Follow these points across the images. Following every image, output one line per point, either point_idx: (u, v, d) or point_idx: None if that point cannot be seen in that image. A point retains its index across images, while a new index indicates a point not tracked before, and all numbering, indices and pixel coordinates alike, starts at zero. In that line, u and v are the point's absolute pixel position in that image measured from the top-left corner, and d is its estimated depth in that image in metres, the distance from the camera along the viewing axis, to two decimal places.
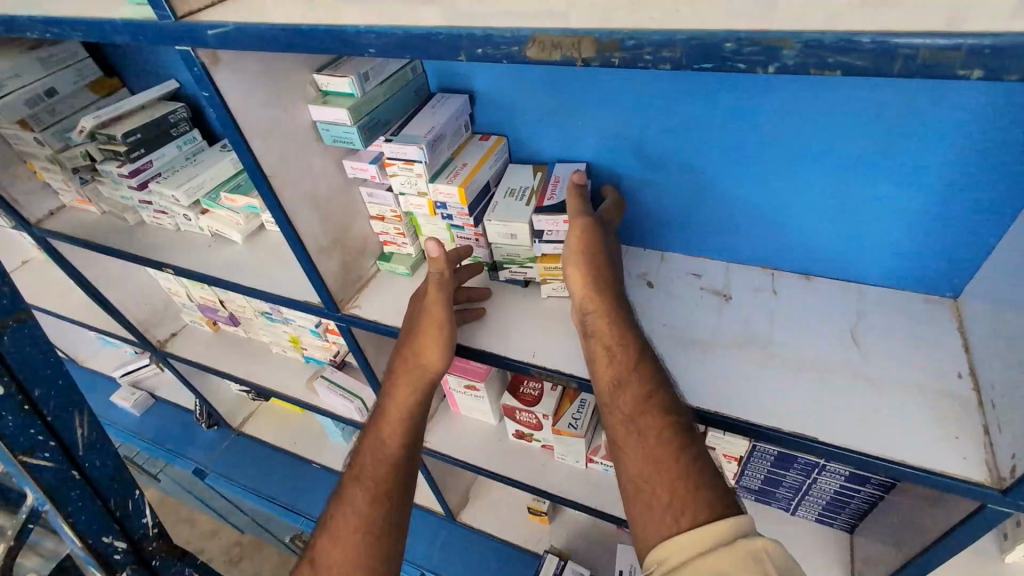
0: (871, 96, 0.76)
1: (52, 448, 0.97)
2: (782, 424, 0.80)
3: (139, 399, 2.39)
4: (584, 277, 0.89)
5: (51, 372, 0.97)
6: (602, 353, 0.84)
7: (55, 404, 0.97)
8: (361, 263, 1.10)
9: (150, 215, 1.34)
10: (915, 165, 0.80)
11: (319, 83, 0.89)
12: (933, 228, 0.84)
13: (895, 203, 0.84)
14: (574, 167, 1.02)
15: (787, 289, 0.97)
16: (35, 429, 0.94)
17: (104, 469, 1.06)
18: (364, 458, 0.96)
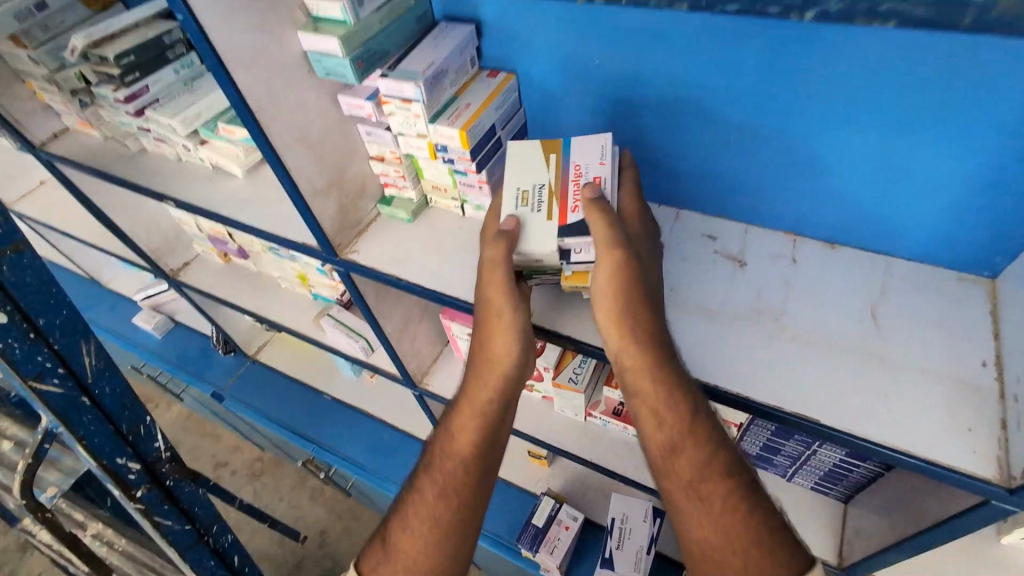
0: (924, 50, 0.66)
1: (61, 375, 0.99)
2: (784, 402, 0.76)
3: (160, 322, 2.46)
4: (618, 326, 0.78)
5: (55, 302, 0.97)
6: (649, 419, 0.78)
7: (61, 333, 0.98)
8: (361, 206, 1.06)
9: (151, 142, 1.30)
10: (968, 131, 0.70)
11: (310, 8, 0.82)
12: (981, 204, 0.76)
13: (943, 174, 0.76)
14: (595, 156, 0.87)
15: (809, 258, 0.90)
16: (42, 356, 0.96)
17: (114, 396, 1.09)
18: (441, 452, 0.88)
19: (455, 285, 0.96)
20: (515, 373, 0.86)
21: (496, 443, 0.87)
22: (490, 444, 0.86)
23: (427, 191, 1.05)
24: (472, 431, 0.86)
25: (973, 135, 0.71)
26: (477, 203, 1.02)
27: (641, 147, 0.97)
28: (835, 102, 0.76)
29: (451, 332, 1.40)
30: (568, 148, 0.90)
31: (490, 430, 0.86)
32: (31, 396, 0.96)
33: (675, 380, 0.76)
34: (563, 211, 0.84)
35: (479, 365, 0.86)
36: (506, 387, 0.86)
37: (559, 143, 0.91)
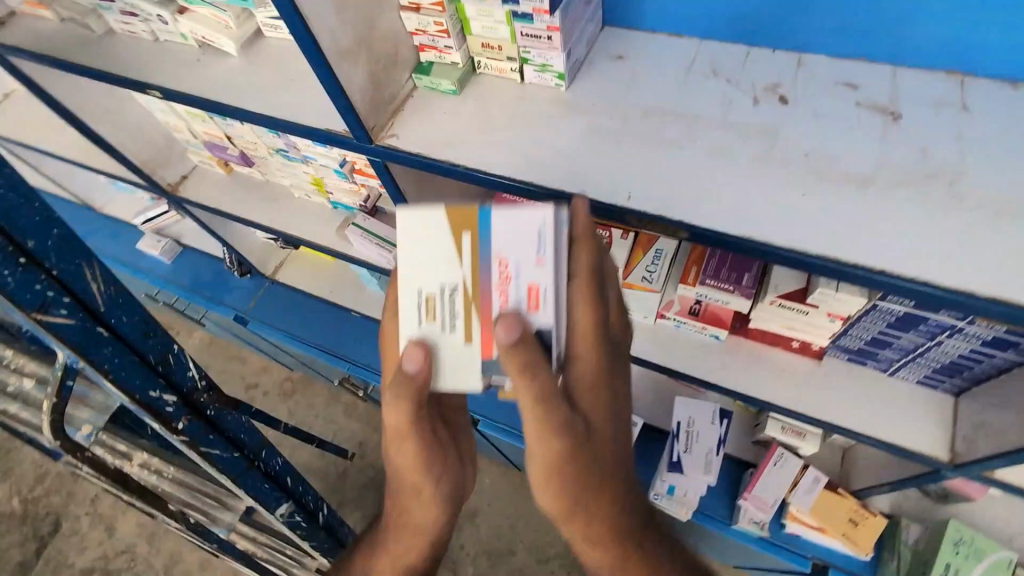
0: None
1: (68, 304, 0.84)
2: (973, 286, 0.61)
3: (166, 246, 2.29)
4: (546, 488, 0.70)
5: (41, 219, 0.79)
6: (570, 501, 0.72)
7: (57, 256, 0.82)
8: (394, 76, 0.84)
9: (119, 18, 1.06)
10: None
11: None
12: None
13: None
14: (530, 256, 0.67)
15: (983, 103, 0.72)
16: (41, 284, 0.80)
17: (134, 326, 0.95)
18: (378, 547, 0.88)
19: (526, 169, 0.79)
20: (440, 510, 0.82)
21: (439, 542, 0.86)
22: (437, 545, 0.86)
23: (476, 52, 0.84)
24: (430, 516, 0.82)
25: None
26: (544, 63, 0.81)
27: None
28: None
29: None
30: (488, 226, 0.67)
31: (436, 535, 0.84)
32: (40, 331, 0.82)
33: (603, 485, 0.72)
34: (488, 337, 0.69)
35: (403, 501, 0.82)
36: (428, 463, 0.77)
37: (472, 219, 0.68)
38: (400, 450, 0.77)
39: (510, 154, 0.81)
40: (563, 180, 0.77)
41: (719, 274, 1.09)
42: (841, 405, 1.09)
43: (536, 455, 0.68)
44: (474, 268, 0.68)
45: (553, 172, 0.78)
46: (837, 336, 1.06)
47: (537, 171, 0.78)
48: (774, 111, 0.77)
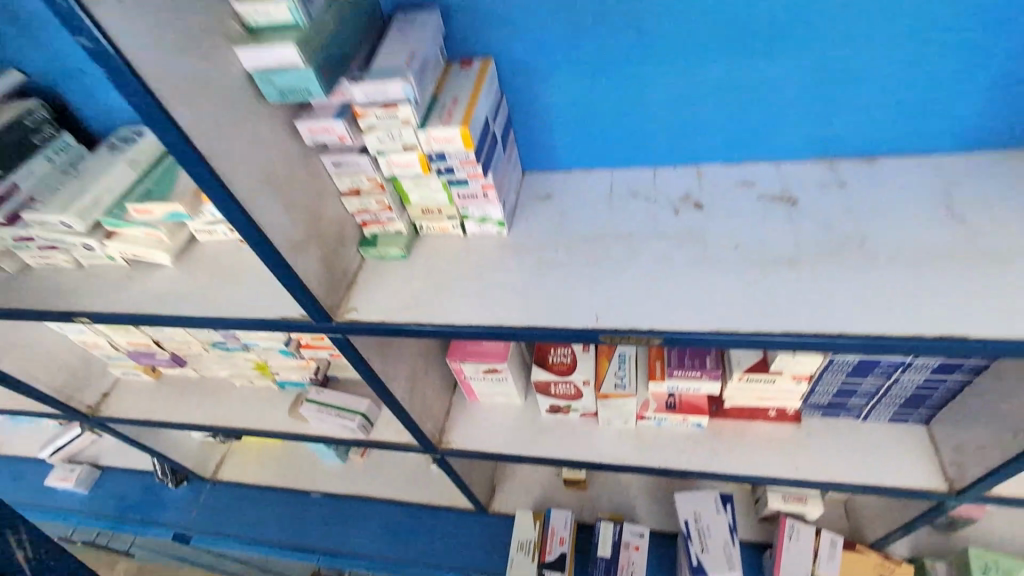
0: None
1: None
2: (921, 329, 0.67)
3: (83, 473, 2.03)
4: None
5: None
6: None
7: None
8: (342, 254, 0.86)
9: (37, 256, 1.02)
10: (994, 15, 0.70)
11: (245, 13, 0.62)
12: (1014, 44, 0.72)
13: (980, 33, 0.72)
14: (563, 518, 1.49)
15: (856, 178, 0.85)
16: None
17: None
18: None
19: (491, 316, 0.80)
20: None
21: None
22: None
23: (417, 217, 0.88)
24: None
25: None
26: (482, 215, 0.86)
27: (642, 101, 0.86)
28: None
29: (463, 374, 1.21)
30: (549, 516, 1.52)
31: None
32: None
33: None
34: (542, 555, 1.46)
35: None
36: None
37: (543, 513, 1.54)
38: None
39: (472, 303, 0.82)
40: (532, 316, 0.78)
41: (683, 363, 1.11)
42: (837, 459, 1.11)
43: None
44: (540, 531, 1.50)
45: (520, 310, 0.80)
46: (806, 398, 1.11)
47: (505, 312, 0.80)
48: (695, 216, 0.85)
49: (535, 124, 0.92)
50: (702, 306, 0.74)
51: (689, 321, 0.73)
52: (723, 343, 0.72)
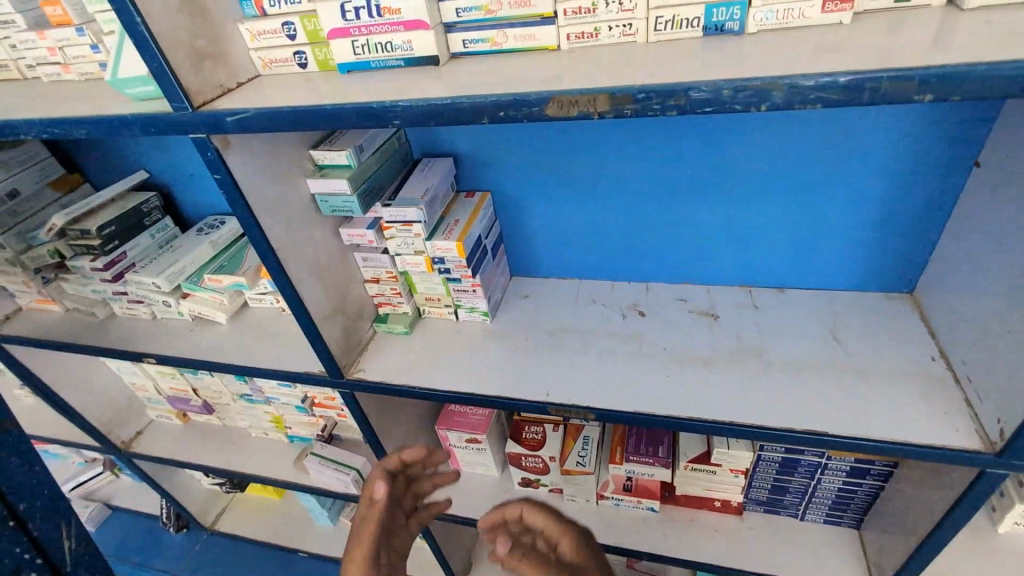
0: (817, 133, 0.89)
1: (39, 567, 0.84)
2: (795, 424, 0.85)
3: (95, 511, 2.18)
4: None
5: (39, 481, 0.85)
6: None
7: (43, 516, 0.85)
8: (360, 327, 1.10)
9: (124, 307, 1.30)
10: (852, 196, 0.94)
11: (316, 157, 0.91)
12: (872, 220, 0.96)
13: (845, 209, 0.96)
14: None
15: (767, 303, 1.07)
16: (21, 547, 0.82)
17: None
18: None
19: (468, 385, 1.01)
20: None
21: None
22: None
23: (421, 303, 1.13)
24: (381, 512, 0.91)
25: (870, 172, 0.90)
26: (472, 306, 1.10)
27: (602, 232, 1.12)
28: (764, 169, 0.95)
29: (448, 441, 1.39)
30: None
31: None
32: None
33: None
34: None
35: None
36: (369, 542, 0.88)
37: None
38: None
39: (455, 374, 1.04)
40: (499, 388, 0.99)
41: (639, 448, 1.26)
42: (775, 554, 1.21)
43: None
44: None
45: (490, 383, 1.00)
46: (746, 492, 1.22)
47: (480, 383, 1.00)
48: (638, 321, 1.08)
49: (523, 240, 1.19)
50: (630, 391, 0.95)
51: (617, 402, 0.93)
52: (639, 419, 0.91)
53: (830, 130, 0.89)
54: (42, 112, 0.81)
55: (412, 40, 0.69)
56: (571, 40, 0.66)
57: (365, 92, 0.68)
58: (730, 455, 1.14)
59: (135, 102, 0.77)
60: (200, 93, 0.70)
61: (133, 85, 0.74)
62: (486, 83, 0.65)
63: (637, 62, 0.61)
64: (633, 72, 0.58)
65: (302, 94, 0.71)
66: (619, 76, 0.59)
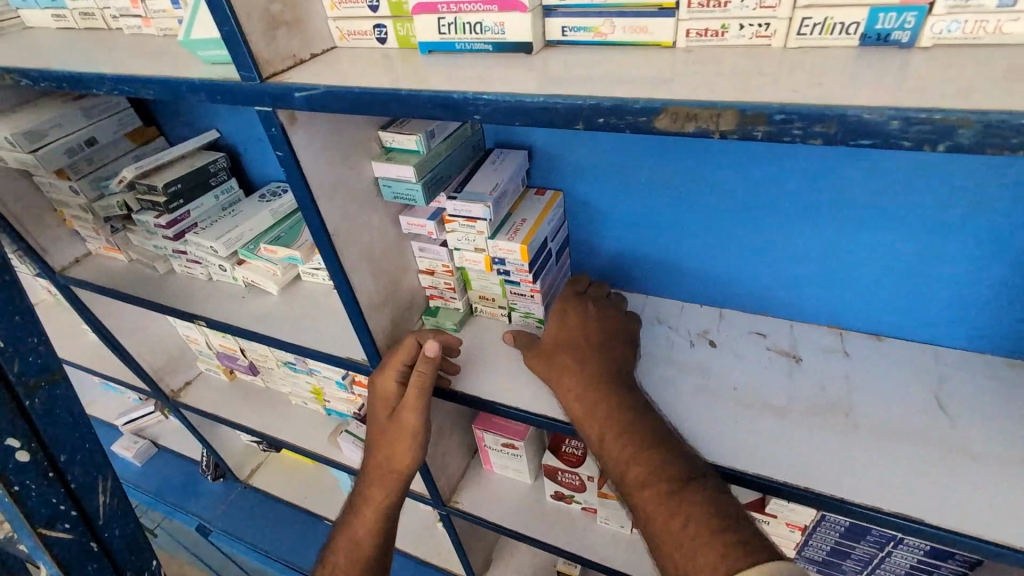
0: (947, 171, 0.76)
1: (72, 518, 0.84)
2: (881, 502, 0.74)
3: (143, 447, 2.29)
4: (563, 384, 0.88)
5: (80, 435, 0.83)
6: (600, 431, 0.82)
7: (80, 469, 0.83)
8: (409, 318, 1.05)
9: (182, 265, 1.31)
10: (981, 245, 0.80)
11: (385, 139, 0.85)
12: (994, 272, 0.82)
13: (961, 257, 0.82)
14: None
15: (860, 350, 0.94)
16: (56, 499, 0.81)
17: (123, 538, 0.91)
18: None
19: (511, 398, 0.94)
20: None
21: None
22: None
23: (474, 300, 1.07)
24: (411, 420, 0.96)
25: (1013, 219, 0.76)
26: (527, 312, 1.03)
27: (673, 247, 1.03)
28: (866, 201, 0.83)
29: (483, 442, 1.34)
30: None
31: None
32: (33, 540, 0.81)
33: None
34: None
35: None
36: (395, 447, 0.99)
37: None
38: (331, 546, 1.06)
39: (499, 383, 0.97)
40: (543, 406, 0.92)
41: None
42: None
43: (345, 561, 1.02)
44: None
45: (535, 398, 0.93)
46: (800, 548, 1.10)
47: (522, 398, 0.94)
48: (706, 351, 0.98)
49: (589, 246, 1.10)
50: (689, 432, 0.86)
51: None
52: None
53: (952, 165, 0.76)
54: (117, 69, 0.78)
55: (505, 22, 0.61)
56: (689, 37, 0.56)
57: (446, 79, 0.61)
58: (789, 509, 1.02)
59: (206, 66, 0.73)
60: (271, 63, 0.65)
61: (205, 48, 0.70)
62: (581, 80, 0.56)
63: (770, 71, 0.50)
64: (767, 84, 0.48)
65: (377, 74, 0.65)
66: (748, 87, 0.49)
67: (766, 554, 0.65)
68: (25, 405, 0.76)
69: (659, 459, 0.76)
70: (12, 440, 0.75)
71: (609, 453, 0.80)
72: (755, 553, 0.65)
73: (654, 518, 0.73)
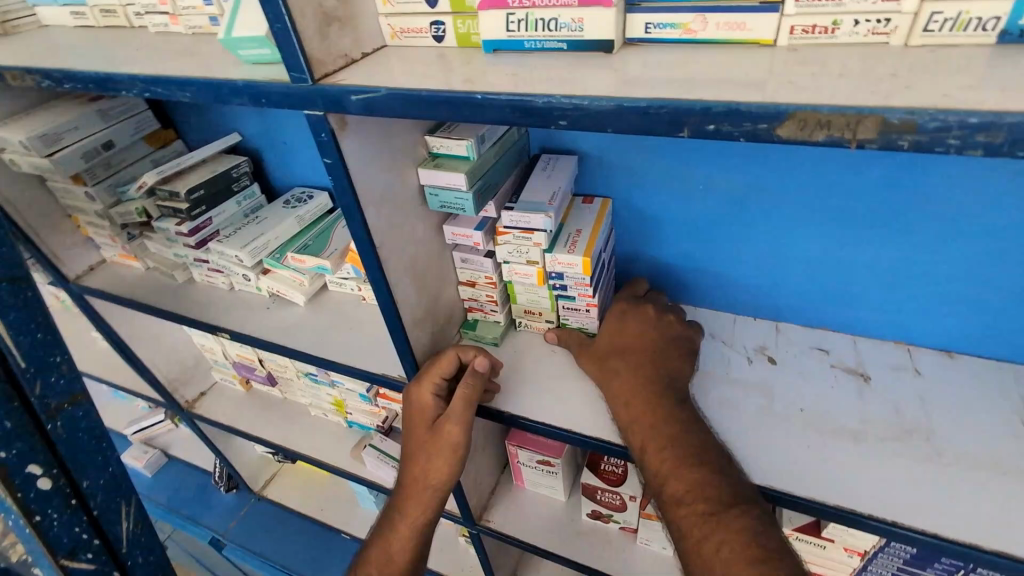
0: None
1: (96, 548, 0.73)
2: (975, 537, 0.68)
3: (152, 457, 2.23)
4: (611, 391, 0.85)
5: (106, 457, 0.73)
6: (643, 441, 0.78)
7: (105, 496, 0.73)
8: (447, 332, 1.00)
9: (203, 273, 1.26)
10: None
11: (432, 145, 0.80)
12: None
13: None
14: None
15: (932, 369, 0.88)
16: (79, 529, 0.70)
17: (147, 570, 0.80)
18: None
19: (560, 419, 0.89)
20: None
21: None
22: None
23: (518, 314, 1.01)
24: (454, 435, 0.88)
25: None
26: (580, 326, 0.98)
27: (721, 257, 0.98)
28: (934, 212, 0.79)
29: (516, 458, 1.28)
30: None
31: None
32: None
33: None
34: None
35: None
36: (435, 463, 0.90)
37: None
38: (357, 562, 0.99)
39: (546, 402, 0.92)
40: (596, 427, 0.86)
41: None
42: None
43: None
44: None
45: (587, 419, 0.88)
46: (857, 573, 1.05)
47: (573, 419, 0.88)
48: (767, 369, 0.92)
49: (635, 256, 1.05)
50: (756, 457, 0.80)
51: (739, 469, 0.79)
52: (772, 497, 0.76)
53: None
54: (148, 69, 0.73)
55: (584, 19, 0.56)
56: (794, 35, 0.52)
57: (519, 80, 0.56)
58: (849, 534, 0.97)
59: (247, 66, 0.68)
60: (323, 64, 0.60)
61: (247, 47, 0.65)
62: (675, 83, 0.51)
63: (899, 72, 0.45)
64: (901, 87, 0.43)
65: (439, 75, 0.59)
66: (879, 90, 0.43)
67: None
68: (47, 426, 0.66)
69: (704, 480, 0.71)
70: (32, 467, 0.65)
71: (652, 466, 0.76)
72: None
73: (690, 539, 0.69)
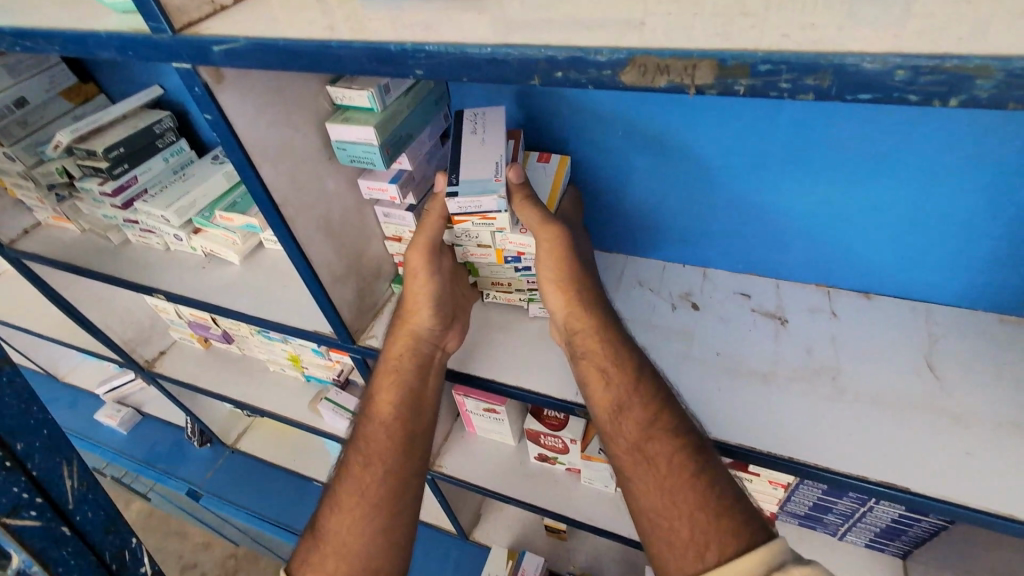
0: (944, 125, 0.70)
1: (39, 505, 0.69)
2: (862, 471, 0.72)
3: (126, 416, 2.26)
4: (563, 294, 0.84)
5: None
6: (595, 374, 0.79)
7: None
8: (375, 287, 0.99)
9: (137, 234, 1.23)
10: (981, 200, 0.75)
11: (334, 96, 0.77)
12: (995, 228, 0.77)
13: (948, 211, 0.78)
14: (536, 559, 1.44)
15: (848, 311, 0.90)
16: (19, 487, 0.67)
17: None
18: None
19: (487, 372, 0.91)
20: None
21: None
22: None
23: (486, 286, 0.99)
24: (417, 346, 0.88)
25: (1012, 171, 0.71)
26: None
27: (650, 207, 0.97)
28: (854, 154, 0.77)
29: (465, 407, 1.31)
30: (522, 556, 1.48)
31: None
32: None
33: None
34: None
35: None
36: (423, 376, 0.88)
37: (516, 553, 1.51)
38: (324, 520, 0.81)
39: (474, 357, 0.93)
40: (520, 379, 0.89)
41: None
42: None
43: (351, 523, 0.78)
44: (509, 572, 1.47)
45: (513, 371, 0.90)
46: (782, 504, 1.10)
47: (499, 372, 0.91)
48: (690, 315, 0.94)
49: None
50: None
51: None
52: None
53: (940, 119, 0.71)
54: (15, 20, 0.68)
55: None
56: None
57: (387, 24, 0.53)
58: (771, 470, 1.01)
59: (115, 16, 0.64)
60: (184, 12, 0.57)
61: None
62: (534, 22, 0.49)
63: (754, 9, 0.43)
64: (749, 26, 0.42)
65: (308, 20, 0.56)
66: (730, 30, 0.41)
67: (752, 533, 0.64)
68: None
69: (668, 425, 0.73)
70: None
71: (611, 407, 0.77)
72: (758, 534, 0.64)
73: (654, 488, 0.70)
